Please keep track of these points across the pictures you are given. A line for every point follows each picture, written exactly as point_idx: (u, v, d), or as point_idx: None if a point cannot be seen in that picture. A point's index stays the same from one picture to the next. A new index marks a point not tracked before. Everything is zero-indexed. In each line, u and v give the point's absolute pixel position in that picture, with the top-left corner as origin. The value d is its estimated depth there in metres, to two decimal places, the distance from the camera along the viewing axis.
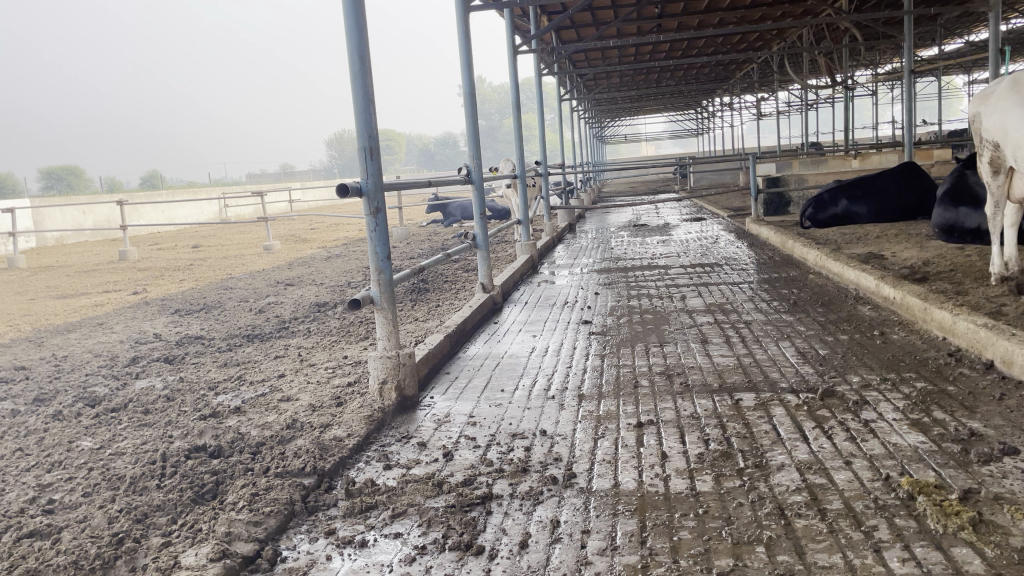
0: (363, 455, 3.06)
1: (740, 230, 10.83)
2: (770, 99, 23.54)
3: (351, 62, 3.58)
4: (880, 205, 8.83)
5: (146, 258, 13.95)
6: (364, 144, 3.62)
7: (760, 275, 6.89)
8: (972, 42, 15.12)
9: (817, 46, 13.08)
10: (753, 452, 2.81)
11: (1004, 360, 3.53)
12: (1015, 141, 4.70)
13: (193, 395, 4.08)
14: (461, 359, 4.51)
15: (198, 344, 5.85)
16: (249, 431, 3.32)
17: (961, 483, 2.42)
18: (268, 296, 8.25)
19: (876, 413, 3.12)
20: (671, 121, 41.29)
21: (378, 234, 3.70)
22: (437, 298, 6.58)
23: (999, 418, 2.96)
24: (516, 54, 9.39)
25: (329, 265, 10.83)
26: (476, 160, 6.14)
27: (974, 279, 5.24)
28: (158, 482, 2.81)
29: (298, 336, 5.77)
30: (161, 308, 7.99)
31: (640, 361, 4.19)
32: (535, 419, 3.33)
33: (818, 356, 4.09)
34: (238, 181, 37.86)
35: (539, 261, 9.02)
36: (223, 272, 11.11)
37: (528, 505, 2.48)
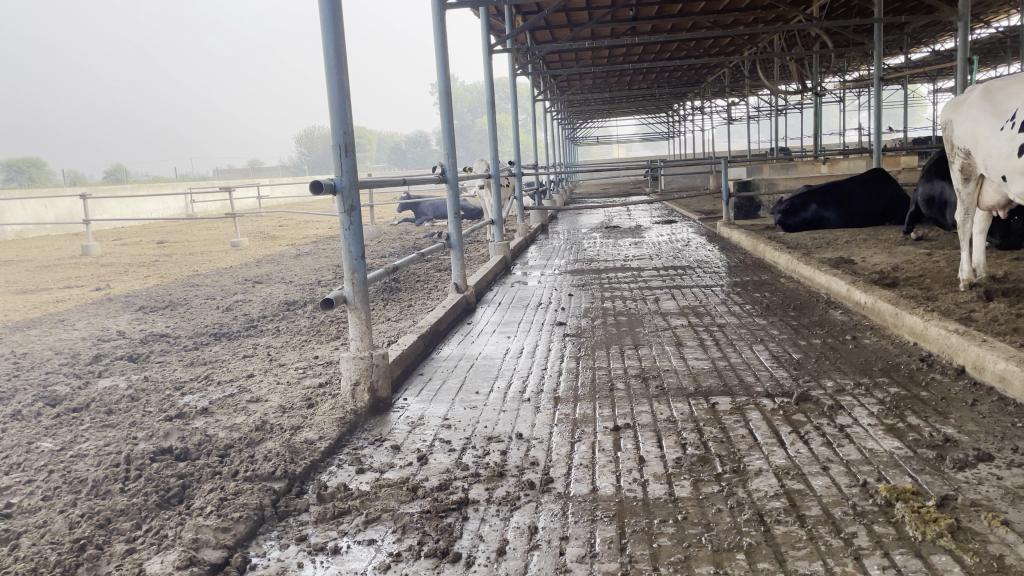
0: (335, 458, 2.99)
1: (711, 233, 10.89)
2: (740, 104, 23.75)
3: (327, 58, 3.52)
4: (849, 210, 8.94)
5: (110, 253, 13.68)
6: (339, 140, 3.55)
7: (732, 279, 6.92)
8: (938, 51, 15.35)
9: (788, 52, 13.19)
10: (730, 457, 2.79)
11: (975, 366, 3.56)
12: (986, 148, 4.78)
13: (158, 395, 3.97)
14: (434, 360, 4.46)
15: (163, 342, 5.73)
16: (217, 433, 3.24)
17: (937, 489, 2.42)
18: (236, 294, 8.11)
19: (851, 418, 3.12)
20: (641, 124, 41.50)
21: (353, 233, 3.63)
22: (409, 298, 6.50)
23: (973, 424, 2.98)
24: (491, 54, 9.34)
25: (298, 262, 10.69)
26: (450, 159, 6.09)
27: (943, 285, 5.30)
28: (121, 486, 2.72)
29: (267, 335, 5.67)
30: (125, 305, 7.81)
31: (615, 364, 4.17)
32: (511, 422, 3.29)
33: (792, 360, 4.10)
34: (205, 176, 37.32)
35: (511, 262, 8.97)
36: (190, 269, 10.91)
37: (505, 511, 2.44)
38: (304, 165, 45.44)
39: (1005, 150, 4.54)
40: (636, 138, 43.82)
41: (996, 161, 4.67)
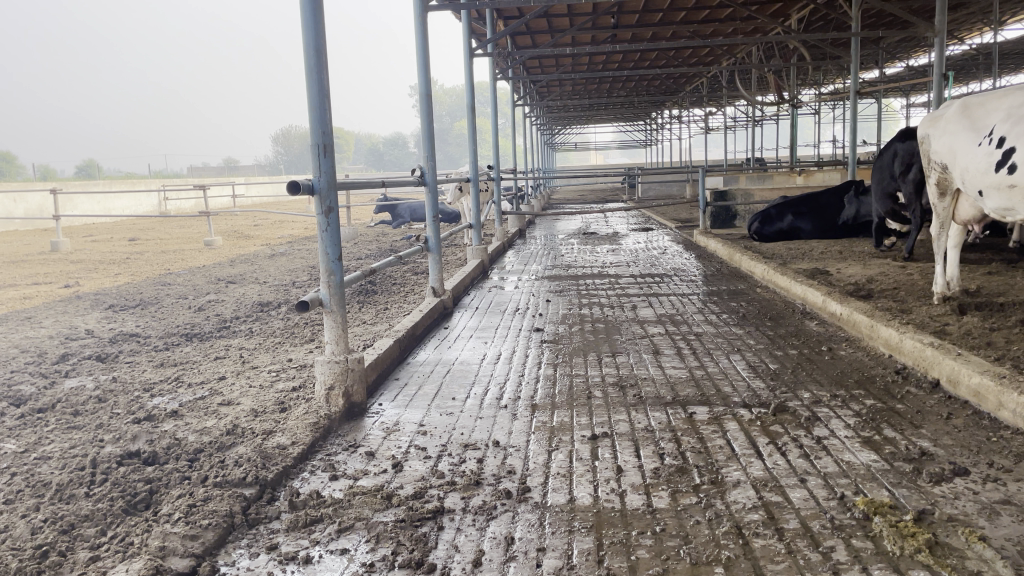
0: (308, 464, 2.93)
1: (688, 241, 10.92)
2: (717, 114, 23.94)
3: (308, 56, 3.45)
4: (824, 221, 9.05)
5: (80, 250, 13.44)
6: (317, 140, 3.49)
7: (708, 288, 6.94)
8: (913, 67, 15.53)
9: (767, 64, 13.29)
10: (708, 468, 2.78)
11: (949, 379, 3.59)
12: (964, 163, 4.84)
13: (126, 396, 3.88)
14: (410, 365, 4.40)
15: (133, 342, 5.62)
16: (186, 437, 3.16)
17: (914, 503, 2.43)
18: (208, 293, 7.99)
19: (828, 430, 3.12)
20: (619, 132, 41.70)
21: (330, 235, 3.57)
22: (385, 301, 6.44)
23: (948, 437, 2.99)
24: (472, 57, 9.29)
25: (272, 263, 10.56)
26: (430, 161, 6.04)
27: (917, 297, 5.35)
28: (86, 490, 2.64)
29: (239, 337, 5.57)
30: (94, 304, 7.66)
31: (593, 371, 4.14)
32: (488, 429, 3.25)
33: (769, 370, 4.10)
34: (178, 174, 36.90)
35: (488, 266, 8.93)
36: (161, 267, 10.74)
37: (481, 521, 2.40)
38: (280, 164, 45.07)
39: (982, 166, 4.59)
40: (614, 144, 43.99)
41: (973, 177, 4.74)
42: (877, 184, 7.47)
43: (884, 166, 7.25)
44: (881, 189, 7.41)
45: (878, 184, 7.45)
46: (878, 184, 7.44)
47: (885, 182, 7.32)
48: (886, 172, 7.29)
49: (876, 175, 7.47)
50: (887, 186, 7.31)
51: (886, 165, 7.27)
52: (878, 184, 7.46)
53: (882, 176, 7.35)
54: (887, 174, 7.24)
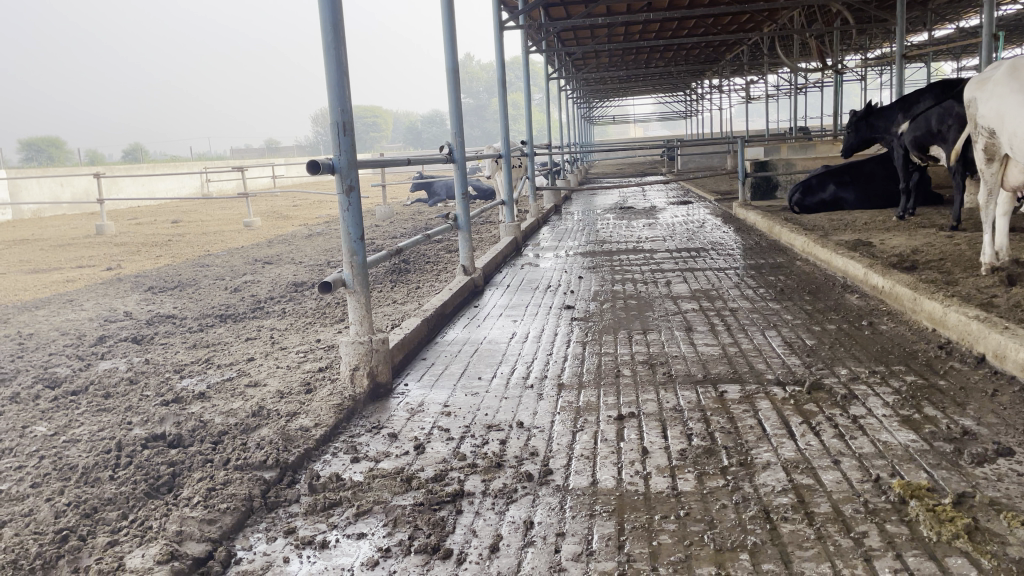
0: (331, 447, 2.91)
1: (727, 213, 10.70)
2: (760, 82, 23.42)
3: (325, 30, 3.39)
4: (867, 190, 8.80)
5: (123, 233, 13.69)
6: (336, 119, 3.44)
7: (746, 261, 6.77)
8: (964, 28, 14.90)
9: (809, 28, 12.87)
10: (737, 449, 2.69)
11: (996, 354, 3.43)
12: (1013, 127, 4.61)
13: (157, 378, 3.92)
14: (439, 345, 4.37)
15: (168, 324, 5.68)
16: (212, 419, 3.17)
17: (954, 486, 2.31)
18: (245, 274, 8.06)
19: (865, 409, 3.00)
20: (658, 103, 41.10)
21: (351, 214, 3.54)
22: (417, 280, 6.41)
23: (992, 416, 2.85)
24: (502, 31, 9.16)
25: (309, 243, 10.61)
26: (458, 138, 5.95)
27: (964, 268, 5.14)
28: (111, 473, 2.65)
29: (271, 317, 5.59)
30: (133, 285, 7.78)
31: (622, 349, 4.06)
32: (512, 410, 3.20)
33: (805, 346, 3.98)
34: (221, 155, 37.39)
35: (523, 243, 8.85)
36: (202, 248, 10.90)
37: (501, 504, 2.35)
38: (321, 144, 45.45)
39: None
40: (655, 117, 43.40)
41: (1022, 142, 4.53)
42: (909, 128, 7.59)
43: (922, 117, 7.34)
44: (912, 133, 7.53)
45: (910, 128, 7.57)
46: (910, 128, 7.56)
47: (917, 129, 7.44)
48: (926, 125, 7.30)
49: (910, 119, 7.57)
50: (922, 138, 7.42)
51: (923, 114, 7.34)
52: (910, 129, 7.59)
53: (916, 124, 7.46)
54: (922, 125, 7.34)
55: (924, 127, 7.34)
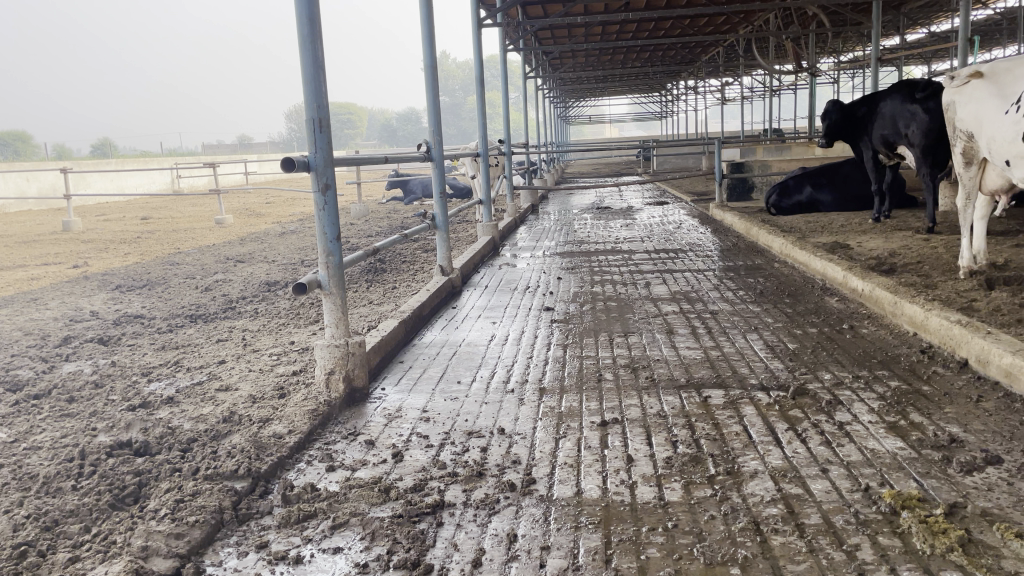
0: (305, 454, 2.81)
1: (703, 214, 10.70)
2: (735, 84, 23.55)
3: (300, 24, 3.28)
4: (844, 193, 8.83)
5: (91, 229, 13.38)
6: (311, 115, 3.34)
7: (725, 263, 6.75)
8: (936, 33, 15.04)
9: (785, 31, 12.91)
10: (724, 457, 2.63)
11: (979, 359, 3.41)
12: (990, 131, 4.62)
13: (123, 381, 3.78)
14: (416, 347, 4.27)
15: (136, 324, 5.52)
16: (181, 425, 3.05)
17: (945, 495, 2.27)
18: (216, 273, 7.88)
19: (850, 415, 2.96)
20: (634, 104, 41.26)
21: (327, 214, 3.43)
22: (394, 280, 6.31)
23: (978, 423, 2.82)
24: (480, 29, 9.07)
25: (283, 241, 10.43)
26: (436, 136, 5.85)
27: (941, 272, 5.14)
28: (74, 483, 2.53)
29: (243, 318, 5.46)
30: (100, 284, 7.57)
31: (603, 352, 4.00)
32: (493, 415, 3.12)
33: (787, 350, 3.94)
34: (193, 151, 36.84)
35: (500, 243, 8.77)
36: (172, 246, 10.68)
37: (483, 516, 2.27)
38: (295, 141, 45.03)
39: (1010, 135, 4.39)
40: (630, 118, 43.58)
41: (999, 145, 4.53)
42: (877, 127, 7.64)
43: (885, 118, 7.38)
44: (880, 132, 7.59)
45: (877, 128, 7.63)
46: (877, 127, 7.62)
47: (883, 129, 7.50)
48: (891, 124, 7.33)
49: (876, 118, 7.62)
50: (889, 137, 7.45)
51: (887, 114, 7.38)
52: (877, 129, 7.65)
53: (882, 123, 7.51)
54: (887, 125, 7.39)
55: (890, 128, 7.39)
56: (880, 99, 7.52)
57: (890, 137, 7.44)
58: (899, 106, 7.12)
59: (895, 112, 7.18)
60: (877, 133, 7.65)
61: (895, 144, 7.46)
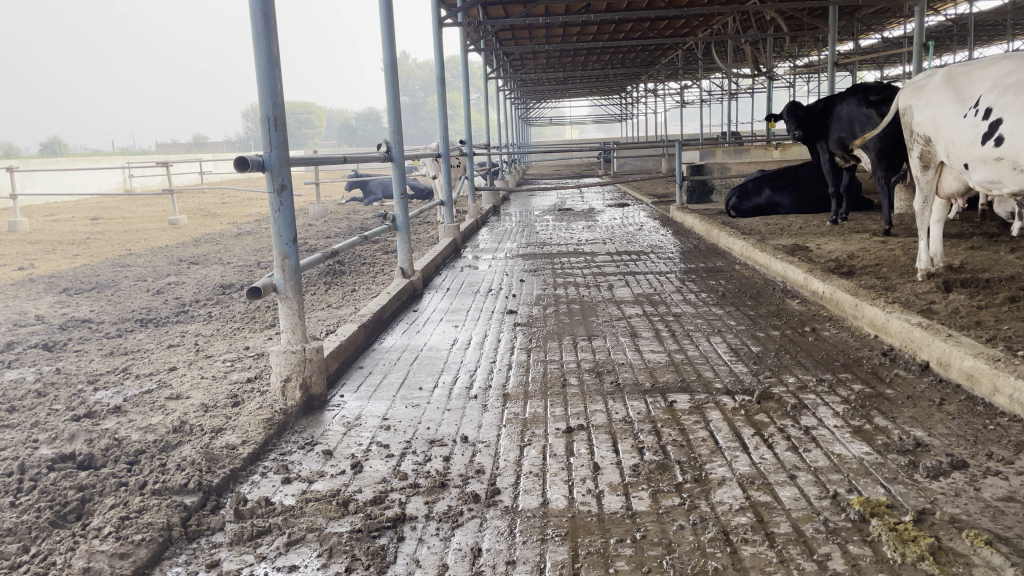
0: (259, 466, 2.70)
1: (664, 217, 10.72)
2: (693, 87, 23.76)
3: (254, 19, 3.17)
4: (802, 195, 8.94)
5: (38, 230, 12.97)
6: (266, 114, 3.22)
7: (686, 265, 6.74)
8: (889, 39, 15.29)
9: (745, 35, 13.00)
10: (691, 464, 2.58)
11: (940, 363, 3.42)
12: (949, 134, 4.68)
13: (68, 390, 3.61)
14: (376, 352, 4.17)
15: (84, 329, 5.31)
16: (128, 436, 2.91)
17: (912, 501, 2.25)
18: (168, 275, 7.66)
19: (816, 420, 2.94)
20: (594, 106, 41.47)
21: (283, 215, 3.31)
22: (353, 283, 6.18)
23: (943, 427, 2.82)
24: (441, 28, 8.97)
25: (239, 243, 10.19)
26: (396, 136, 5.75)
27: (900, 274, 5.19)
28: (11, 499, 2.39)
29: (196, 322, 5.28)
30: (47, 287, 7.30)
31: (567, 356, 3.94)
32: (456, 423, 3.04)
33: (751, 353, 3.92)
34: (145, 150, 36.07)
35: (461, 244, 8.67)
36: (123, 247, 10.38)
37: (446, 529, 2.19)
38: (251, 140, 44.34)
39: (968, 138, 4.44)
40: (590, 120, 43.83)
41: (958, 149, 4.58)
42: (833, 128, 7.73)
43: (842, 120, 7.46)
44: (837, 134, 7.67)
45: (834, 129, 7.71)
46: (834, 129, 7.70)
47: (840, 130, 7.58)
48: (847, 126, 7.41)
49: (833, 120, 7.69)
50: (845, 138, 7.55)
51: (844, 117, 7.45)
52: (834, 130, 7.73)
53: (839, 125, 7.58)
54: (844, 128, 7.47)
55: (846, 131, 7.47)
56: (837, 101, 7.59)
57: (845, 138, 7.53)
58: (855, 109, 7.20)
59: (852, 115, 7.26)
60: (833, 135, 7.74)
61: (852, 146, 7.55)
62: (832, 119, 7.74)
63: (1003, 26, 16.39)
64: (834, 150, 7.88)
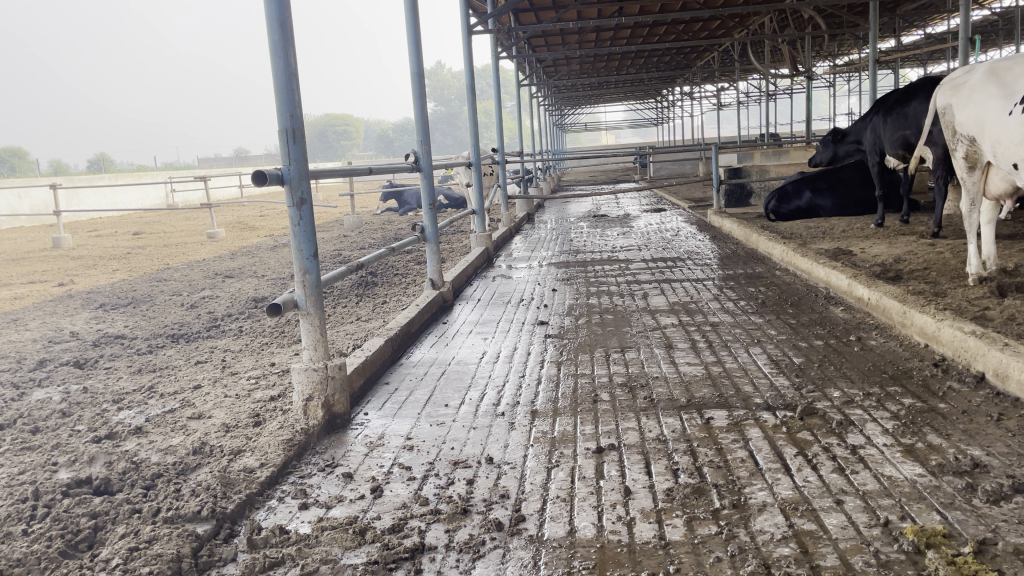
0: (277, 490, 2.61)
1: (701, 221, 10.51)
2: (729, 89, 23.43)
3: (271, 29, 3.10)
4: (843, 196, 8.65)
5: (81, 245, 13.20)
6: (284, 125, 3.15)
7: (723, 272, 6.54)
8: (933, 34, 14.80)
9: (783, 34, 12.70)
10: (729, 488, 2.42)
11: (997, 373, 3.21)
12: (995, 133, 4.43)
13: (93, 410, 3.57)
14: (403, 367, 4.07)
15: (116, 345, 5.31)
16: (147, 458, 2.85)
17: (971, 530, 2.07)
18: (203, 289, 7.67)
19: (864, 438, 2.76)
20: (629, 112, 41.21)
21: (303, 229, 3.23)
22: (384, 294, 6.11)
23: (1002, 445, 2.62)
24: (471, 36, 8.89)
25: (274, 255, 10.21)
26: (424, 145, 5.65)
27: (950, 278, 4.95)
28: (24, 527, 2.32)
29: (226, 337, 5.25)
30: (84, 303, 7.36)
31: (599, 370, 3.80)
32: (481, 443, 2.92)
33: (793, 365, 3.74)
34: (187, 165, 36.74)
35: (495, 254, 8.56)
36: (161, 262, 10.48)
37: (466, 562, 2.07)
38: None
39: (1016, 136, 4.21)
40: (626, 125, 43.64)
41: (1004, 148, 4.34)
42: (892, 128, 7.29)
43: (905, 118, 7.08)
44: (897, 132, 7.25)
45: (893, 128, 7.29)
46: (894, 128, 7.26)
47: (903, 128, 7.15)
48: (910, 124, 7.07)
49: (893, 119, 7.26)
50: (902, 137, 7.21)
51: (910, 113, 7.03)
52: (893, 129, 7.30)
53: (897, 125, 7.23)
54: (910, 125, 7.04)
55: (912, 128, 7.04)
56: (897, 100, 7.26)
57: (902, 136, 7.20)
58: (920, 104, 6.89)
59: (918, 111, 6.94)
60: (888, 134, 7.41)
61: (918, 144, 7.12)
62: (890, 118, 7.31)
63: None
64: (893, 152, 7.45)
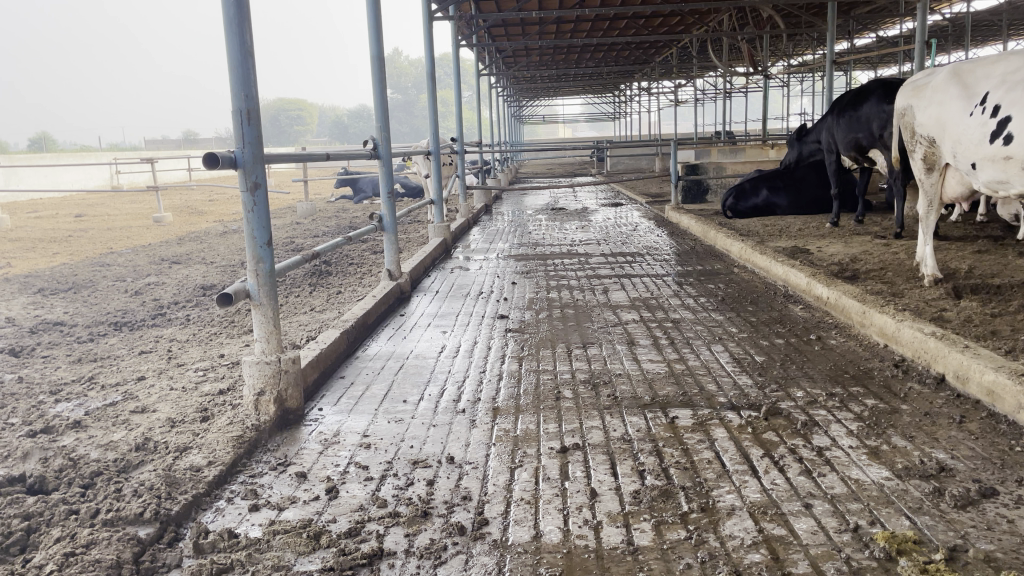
0: (226, 490, 2.48)
1: (659, 216, 10.52)
2: (686, 86, 23.54)
3: (226, 3, 2.94)
4: (800, 196, 8.74)
5: (19, 227, 12.67)
6: (238, 106, 2.99)
7: (682, 268, 6.53)
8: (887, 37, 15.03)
9: (739, 32, 12.47)
10: (697, 490, 2.37)
11: (957, 375, 3.22)
12: (956, 132, 4.48)
13: (28, 401, 3.37)
14: (359, 360, 3.95)
15: (55, 332, 5.06)
16: (85, 455, 2.68)
17: (942, 537, 2.05)
18: (148, 276, 7.38)
19: (829, 439, 2.74)
20: (587, 106, 41.29)
21: (257, 215, 3.09)
22: (339, 284, 5.95)
23: (966, 448, 2.62)
24: (431, 22, 8.72)
25: (224, 241, 9.92)
26: (383, 132, 5.49)
27: (906, 279, 4.99)
28: None
29: (172, 326, 5.04)
30: (22, 287, 7.03)
31: (561, 366, 3.72)
32: (441, 441, 2.82)
33: (755, 363, 3.72)
34: (133, 146, 35.67)
35: (452, 245, 8.43)
36: (105, 245, 10.11)
37: (427, 568, 1.97)
38: None
39: (976, 137, 4.24)
40: (583, 119, 43.73)
41: (965, 148, 4.38)
42: (846, 129, 7.35)
43: (858, 120, 7.11)
44: (851, 134, 7.28)
45: (847, 130, 7.33)
46: (847, 129, 7.31)
47: (856, 130, 7.20)
48: (861, 125, 7.10)
49: (845, 120, 7.32)
50: (854, 138, 7.26)
51: (861, 115, 7.08)
52: (847, 131, 7.35)
53: (851, 127, 7.25)
54: (861, 127, 7.08)
55: (863, 130, 7.08)
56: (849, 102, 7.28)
57: (854, 137, 7.24)
58: (870, 106, 6.90)
59: (869, 113, 6.94)
60: (842, 135, 7.46)
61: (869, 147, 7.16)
62: (844, 119, 7.36)
63: (998, 26, 16.18)
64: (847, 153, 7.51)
